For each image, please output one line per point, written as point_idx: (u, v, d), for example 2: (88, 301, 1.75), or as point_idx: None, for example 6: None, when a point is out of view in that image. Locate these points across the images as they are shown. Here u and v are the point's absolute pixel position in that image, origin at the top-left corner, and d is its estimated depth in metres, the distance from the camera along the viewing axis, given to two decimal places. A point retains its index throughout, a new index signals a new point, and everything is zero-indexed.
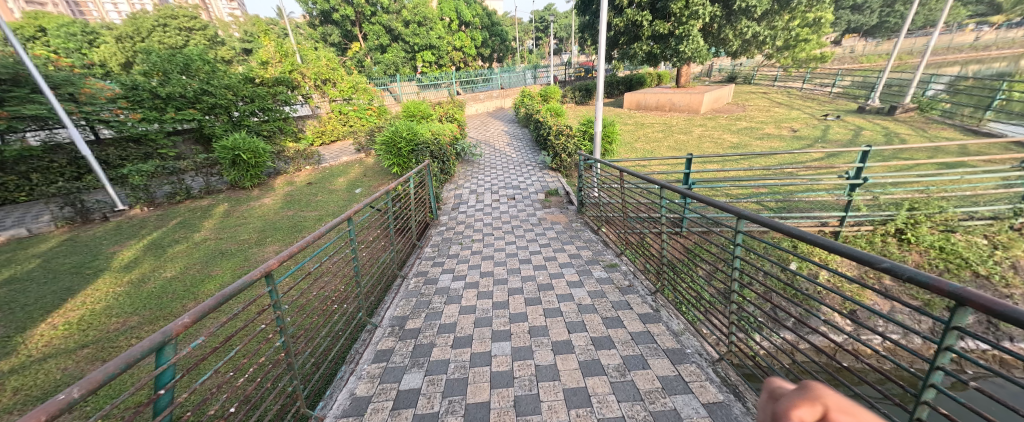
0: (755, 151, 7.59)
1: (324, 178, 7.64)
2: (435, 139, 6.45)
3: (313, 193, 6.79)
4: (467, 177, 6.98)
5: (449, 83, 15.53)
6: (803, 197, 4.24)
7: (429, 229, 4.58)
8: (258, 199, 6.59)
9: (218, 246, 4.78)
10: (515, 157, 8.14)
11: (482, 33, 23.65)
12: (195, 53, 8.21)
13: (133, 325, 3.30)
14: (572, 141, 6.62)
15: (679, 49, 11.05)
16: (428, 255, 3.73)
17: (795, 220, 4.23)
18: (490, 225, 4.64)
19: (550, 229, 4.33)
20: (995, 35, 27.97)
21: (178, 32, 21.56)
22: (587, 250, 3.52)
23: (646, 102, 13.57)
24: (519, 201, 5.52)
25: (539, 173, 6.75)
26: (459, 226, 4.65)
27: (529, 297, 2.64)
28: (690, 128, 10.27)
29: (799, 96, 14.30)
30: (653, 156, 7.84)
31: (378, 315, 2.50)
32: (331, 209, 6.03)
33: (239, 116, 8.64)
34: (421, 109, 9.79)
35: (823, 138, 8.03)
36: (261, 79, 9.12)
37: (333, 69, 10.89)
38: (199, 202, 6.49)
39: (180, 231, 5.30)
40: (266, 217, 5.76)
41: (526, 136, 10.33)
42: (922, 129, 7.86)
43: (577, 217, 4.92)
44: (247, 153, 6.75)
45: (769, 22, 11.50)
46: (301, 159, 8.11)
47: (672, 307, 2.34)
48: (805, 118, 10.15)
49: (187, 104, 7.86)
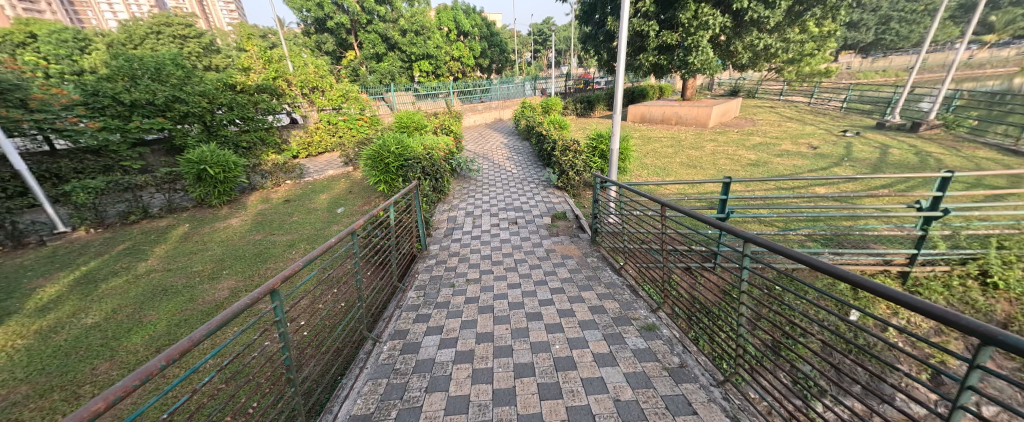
0: (778, 170, 6.95)
1: (305, 195, 6.90)
2: (428, 154, 5.77)
3: (288, 212, 6.03)
4: (464, 196, 6.24)
5: (447, 93, 14.94)
6: (862, 229, 3.61)
7: (416, 263, 3.83)
8: (224, 219, 5.83)
9: (163, 280, 4.02)
10: (515, 173, 7.48)
11: (480, 44, 23.22)
12: (167, 57, 7.60)
13: (16, 401, 2.49)
14: (581, 158, 5.96)
15: (688, 60, 10.51)
16: (410, 303, 2.96)
17: (852, 256, 3.60)
18: (490, 257, 3.91)
19: (561, 265, 3.58)
20: (988, 54, 28.38)
21: (172, 40, 21.02)
22: (611, 300, 2.78)
23: (651, 115, 13.02)
24: (522, 226, 4.80)
25: (543, 192, 6.09)
26: (451, 260, 3.91)
27: (545, 384, 1.91)
28: (701, 143, 9.68)
29: (809, 111, 13.85)
30: (667, 174, 7.20)
31: (330, 416, 1.76)
32: (307, 231, 5.29)
33: (215, 125, 8.02)
34: (415, 119, 9.17)
35: (848, 156, 7.45)
36: (242, 86, 8.52)
37: (322, 76, 10.23)
38: (158, 222, 5.75)
39: (124, 260, 4.52)
40: (229, 242, 4.99)
41: (526, 150, 9.66)
42: (955, 149, 7.31)
43: (592, 249, 4.16)
44: (215, 167, 6.00)
45: (781, 34, 10.87)
46: (280, 173, 7.36)
47: (755, 413, 1.63)
48: (822, 133, 9.61)
49: (156, 112, 7.17)
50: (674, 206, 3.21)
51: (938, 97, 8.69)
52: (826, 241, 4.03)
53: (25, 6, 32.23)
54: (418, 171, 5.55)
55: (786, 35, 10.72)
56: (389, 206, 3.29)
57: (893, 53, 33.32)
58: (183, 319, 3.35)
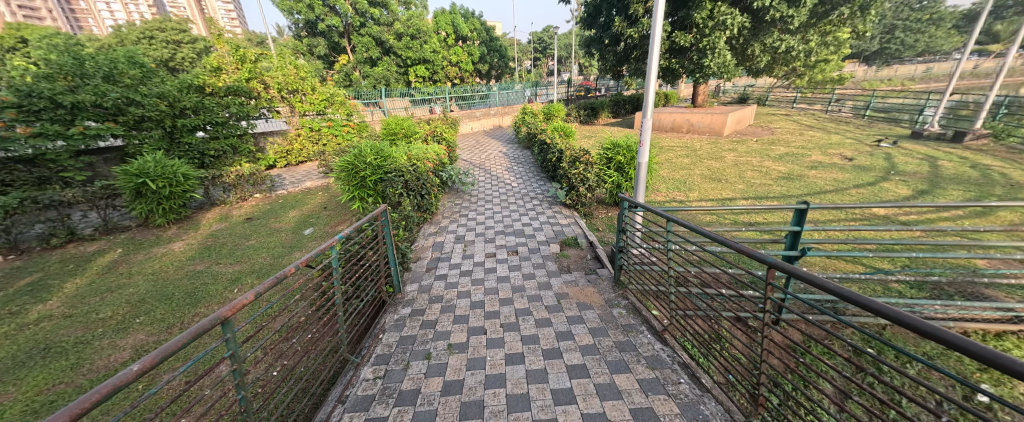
0: (819, 185, 6.02)
1: (271, 211, 5.96)
2: (411, 165, 4.84)
3: (245, 234, 5.07)
4: (455, 215, 5.26)
5: (443, 99, 14.17)
6: (988, 274, 2.69)
7: (383, 314, 2.87)
8: (167, 242, 4.86)
9: (50, 335, 3.04)
10: (516, 187, 6.56)
11: (480, 49, 22.50)
12: (122, 54, 6.66)
13: None
14: (593, 171, 5.03)
15: (703, 63, 9.67)
16: (359, 393, 2.01)
17: (968, 310, 2.70)
18: (484, 305, 2.95)
19: (580, 322, 2.61)
20: (994, 63, 27.86)
21: (164, 45, 20.44)
22: (662, 400, 1.83)
23: (660, 122, 12.18)
24: (524, 257, 3.84)
25: (547, 211, 5.17)
26: (431, 308, 2.95)
27: None
28: (720, 153, 8.79)
29: (827, 118, 13.02)
30: (689, 189, 6.26)
31: None
32: (262, 260, 4.32)
33: (177, 130, 7.12)
34: (405, 125, 8.39)
35: (894, 169, 6.54)
36: (210, 88, 7.67)
37: (302, 78, 9.34)
38: (87, 246, 4.80)
39: (17, 300, 3.54)
40: (162, 275, 4.02)
41: (528, 160, 8.78)
42: (1016, 161, 6.45)
43: (617, 292, 3.18)
44: (159, 180, 5.05)
45: (803, 36, 10.04)
46: (246, 185, 6.39)
47: None
48: (852, 143, 8.73)
49: (105, 115, 6.22)
50: (711, 238, 2.31)
51: (984, 104, 7.87)
52: (926, 286, 3.08)
53: (25, 12, 32.12)
54: (399, 186, 4.58)
55: (809, 36, 9.87)
56: (333, 248, 2.26)
57: (895, 63, 32.89)
58: (49, 400, 2.39)
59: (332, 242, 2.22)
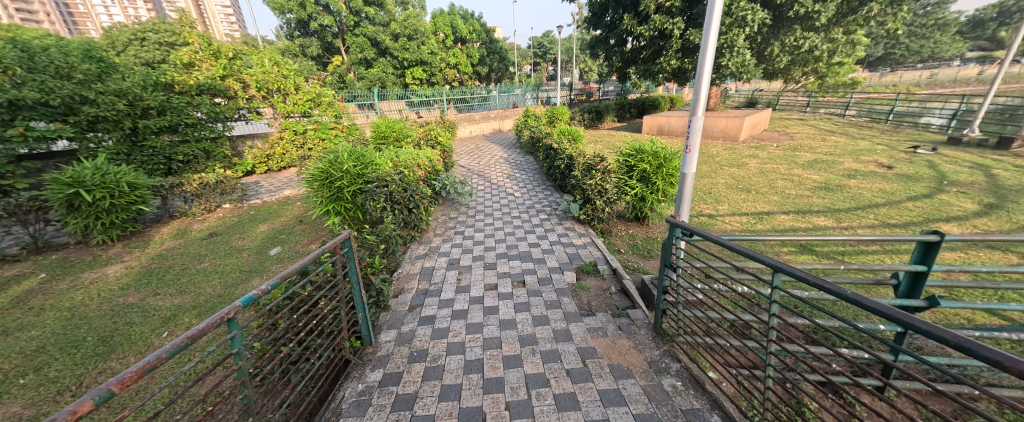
0: (866, 197, 5.28)
1: (237, 225, 5.17)
2: (396, 174, 4.08)
3: (199, 254, 4.27)
4: (449, 232, 4.48)
5: (441, 101, 13.39)
6: None
7: (345, 385, 2.09)
8: (105, 264, 4.08)
9: None
10: (518, 197, 5.81)
11: (480, 51, 21.90)
12: (78, 47, 5.81)
13: None
14: (612, 181, 4.28)
15: (719, 63, 8.98)
16: None
17: None
18: (482, 367, 2.17)
19: (619, 404, 1.85)
20: (1001, 69, 27.43)
21: (157, 47, 19.72)
22: None
23: (671, 127, 11.36)
24: (532, 292, 3.04)
25: (557, 228, 4.40)
26: (409, 373, 2.16)
27: None
28: (741, 159, 8.05)
29: (846, 123, 12.33)
30: (717, 201, 5.49)
31: None
32: (211, 289, 3.52)
33: (140, 132, 6.32)
34: (396, 127, 7.66)
35: (944, 178, 5.83)
36: (179, 85, 6.91)
37: (285, 76, 8.49)
38: (7, 268, 4.00)
39: None
40: (79, 311, 3.21)
41: (531, 167, 8.05)
42: None
43: (660, 345, 2.37)
44: (99, 190, 4.27)
45: (826, 34, 9.37)
46: (211, 194, 5.60)
47: None
48: (885, 149, 8.02)
49: (53, 115, 5.36)
50: (799, 279, 1.46)
51: None
52: None
53: (25, 16, 31.77)
54: (381, 199, 3.84)
55: (832, 35, 9.22)
56: (233, 320, 1.24)
57: (900, 70, 32.52)
58: None
59: (230, 313, 1.18)
